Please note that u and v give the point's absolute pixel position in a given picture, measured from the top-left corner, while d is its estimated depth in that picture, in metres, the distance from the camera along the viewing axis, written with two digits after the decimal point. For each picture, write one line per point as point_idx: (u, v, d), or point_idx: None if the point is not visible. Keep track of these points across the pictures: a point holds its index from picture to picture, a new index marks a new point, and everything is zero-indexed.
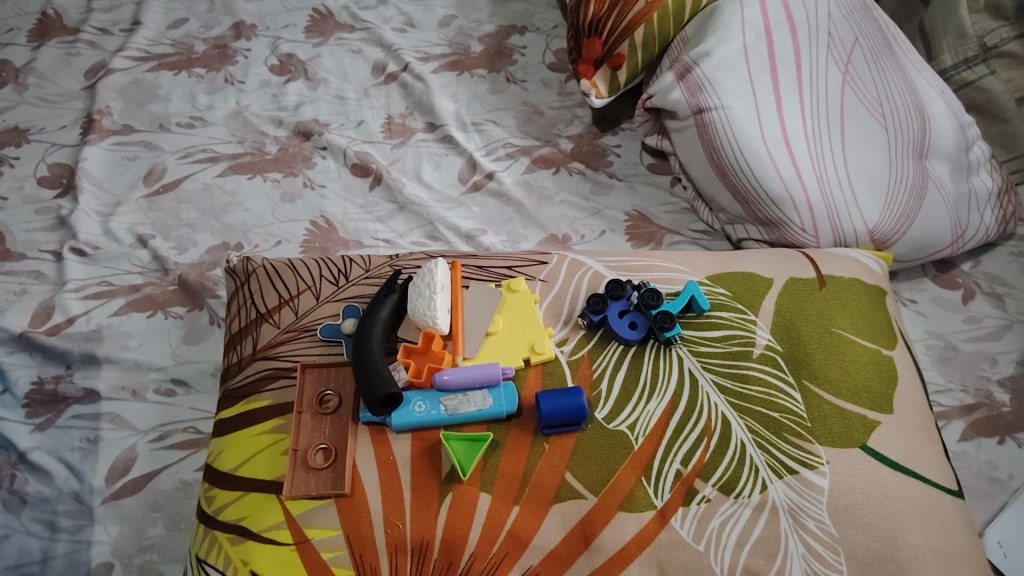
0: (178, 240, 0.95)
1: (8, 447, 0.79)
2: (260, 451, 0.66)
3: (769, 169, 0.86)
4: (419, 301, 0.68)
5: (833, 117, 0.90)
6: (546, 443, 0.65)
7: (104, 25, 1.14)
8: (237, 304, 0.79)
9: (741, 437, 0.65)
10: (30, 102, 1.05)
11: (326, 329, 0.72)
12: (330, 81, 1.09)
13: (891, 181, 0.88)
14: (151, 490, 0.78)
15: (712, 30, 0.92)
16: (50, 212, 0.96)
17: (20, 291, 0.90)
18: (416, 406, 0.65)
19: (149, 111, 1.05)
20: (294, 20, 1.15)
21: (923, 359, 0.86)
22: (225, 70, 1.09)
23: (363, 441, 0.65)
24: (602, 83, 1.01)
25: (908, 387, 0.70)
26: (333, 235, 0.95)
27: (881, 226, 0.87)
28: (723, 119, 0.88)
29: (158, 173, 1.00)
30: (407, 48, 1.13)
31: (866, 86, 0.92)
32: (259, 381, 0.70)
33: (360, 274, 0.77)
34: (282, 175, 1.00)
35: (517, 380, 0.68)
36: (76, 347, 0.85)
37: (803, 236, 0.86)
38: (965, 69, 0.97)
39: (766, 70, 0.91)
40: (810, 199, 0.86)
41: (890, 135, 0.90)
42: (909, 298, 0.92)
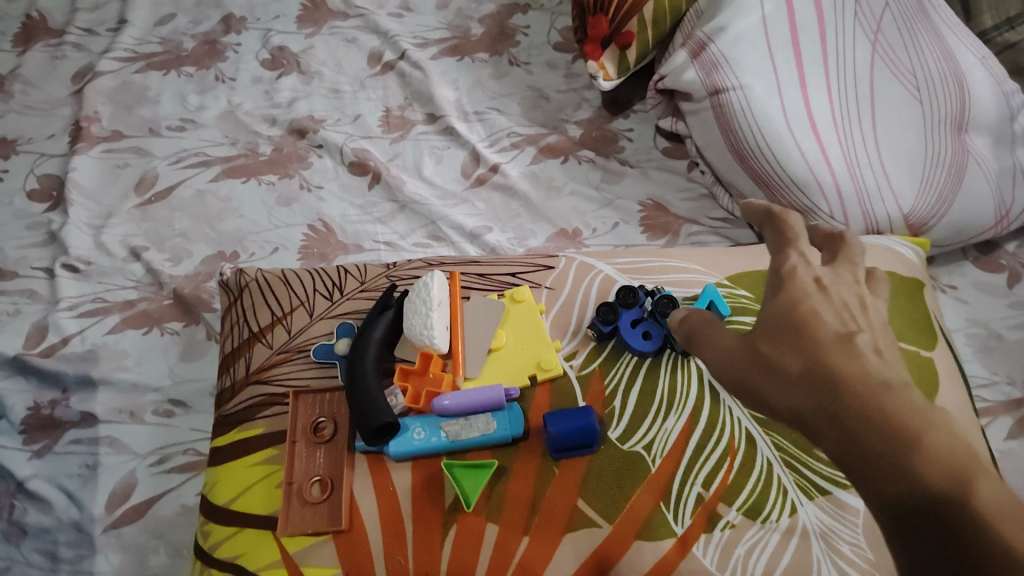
0: (173, 251, 0.91)
1: (6, 475, 0.77)
2: (255, 483, 0.63)
3: (793, 153, 0.79)
4: (415, 319, 0.63)
5: (861, 93, 0.84)
6: (556, 467, 0.61)
7: (90, 26, 1.09)
8: (231, 321, 0.75)
9: (768, 456, 0.61)
10: (18, 111, 1.01)
11: (319, 351, 0.68)
12: (325, 74, 1.04)
13: (927, 160, 0.81)
14: (152, 516, 0.76)
15: (727, 1, 0.84)
16: (41, 226, 0.92)
17: (13, 311, 0.87)
18: (415, 434, 0.61)
19: (139, 115, 1.01)
20: (286, 10, 1.10)
21: (964, 350, 0.80)
22: (216, 67, 1.05)
23: (360, 471, 0.61)
24: (610, 64, 0.94)
25: (949, 392, 0.65)
26: (332, 240, 0.91)
27: (916, 210, 0.80)
28: (742, 100, 0.81)
29: (149, 181, 0.96)
30: (404, 35, 1.07)
31: (898, 56, 0.85)
32: (251, 409, 0.66)
33: (355, 288, 0.73)
34: (277, 177, 0.96)
35: (523, 400, 0.64)
36: (71, 370, 0.82)
37: (831, 224, 0.80)
38: (1007, 30, 0.89)
39: (788, 44, 0.84)
40: (839, 183, 0.79)
41: (925, 110, 0.83)
42: (947, 284, 0.85)
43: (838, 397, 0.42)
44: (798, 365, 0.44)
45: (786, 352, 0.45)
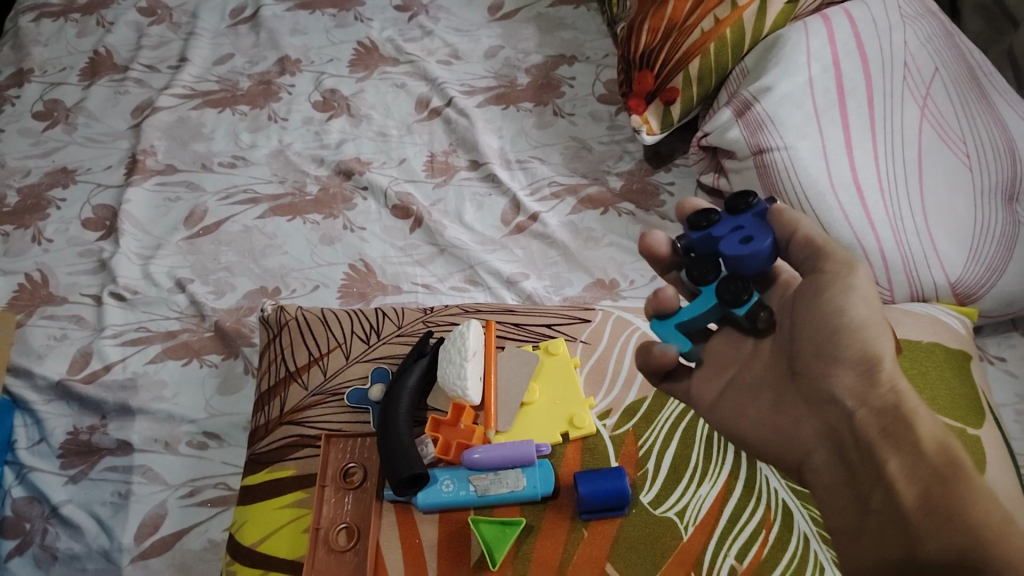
0: (216, 284, 0.93)
1: (41, 499, 0.78)
2: (283, 526, 0.63)
3: (837, 214, 0.78)
4: (449, 368, 0.64)
5: (910, 157, 0.81)
6: (585, 530, 0.60)
7: (153, 63, 1.14)
8: (269, 358, 0.76)
9: (805, 530, 0.59)
10: (78, 142, 1.05)
11: (354, 395, 0.68)
12: (373, 117, 1.06)
13: (977, 230, 0.79)
14: (179, 550, 0.76)
15: (774, 62, 0.85)
16: (93, 254, 0.95)
17: (60, 336, 0.89)
18: (444, 486, 0.61)
19: (193, 151, 1.04)
20: (339, 54, 1.13)
21: (1013, 427, 0.77)
22: (269, 107, 1.08)
23: (388, 522, 0.61)
24: (654, 119, 0.95)
25: (998, 473, 0.63)
26: (372, 280, 0.92)
27: (964, 279, 0.78)
28: (785, 160, 0.81)
29: (199, 215, 0.98)
30: (451, 82, 1.09)
31: (948, 122, 0.83)
32: (283, 449, 0.67)
33: (392, 331, 0.74)
34: (322, 217, 0.98)
35: (554, 458, 0.63)
36: (111, 397, 0.84)
37: (875, 289, 0.78)
38: None
39: (835, 106, 0.83)
40: (884, 248, 0.77)
41: (975, 177, 0.81)
42: (996, 355, 0.82)
43: (922, 453, 0.44)
44: (926, 426, 0.45)
45: (904, 417, 0.46)
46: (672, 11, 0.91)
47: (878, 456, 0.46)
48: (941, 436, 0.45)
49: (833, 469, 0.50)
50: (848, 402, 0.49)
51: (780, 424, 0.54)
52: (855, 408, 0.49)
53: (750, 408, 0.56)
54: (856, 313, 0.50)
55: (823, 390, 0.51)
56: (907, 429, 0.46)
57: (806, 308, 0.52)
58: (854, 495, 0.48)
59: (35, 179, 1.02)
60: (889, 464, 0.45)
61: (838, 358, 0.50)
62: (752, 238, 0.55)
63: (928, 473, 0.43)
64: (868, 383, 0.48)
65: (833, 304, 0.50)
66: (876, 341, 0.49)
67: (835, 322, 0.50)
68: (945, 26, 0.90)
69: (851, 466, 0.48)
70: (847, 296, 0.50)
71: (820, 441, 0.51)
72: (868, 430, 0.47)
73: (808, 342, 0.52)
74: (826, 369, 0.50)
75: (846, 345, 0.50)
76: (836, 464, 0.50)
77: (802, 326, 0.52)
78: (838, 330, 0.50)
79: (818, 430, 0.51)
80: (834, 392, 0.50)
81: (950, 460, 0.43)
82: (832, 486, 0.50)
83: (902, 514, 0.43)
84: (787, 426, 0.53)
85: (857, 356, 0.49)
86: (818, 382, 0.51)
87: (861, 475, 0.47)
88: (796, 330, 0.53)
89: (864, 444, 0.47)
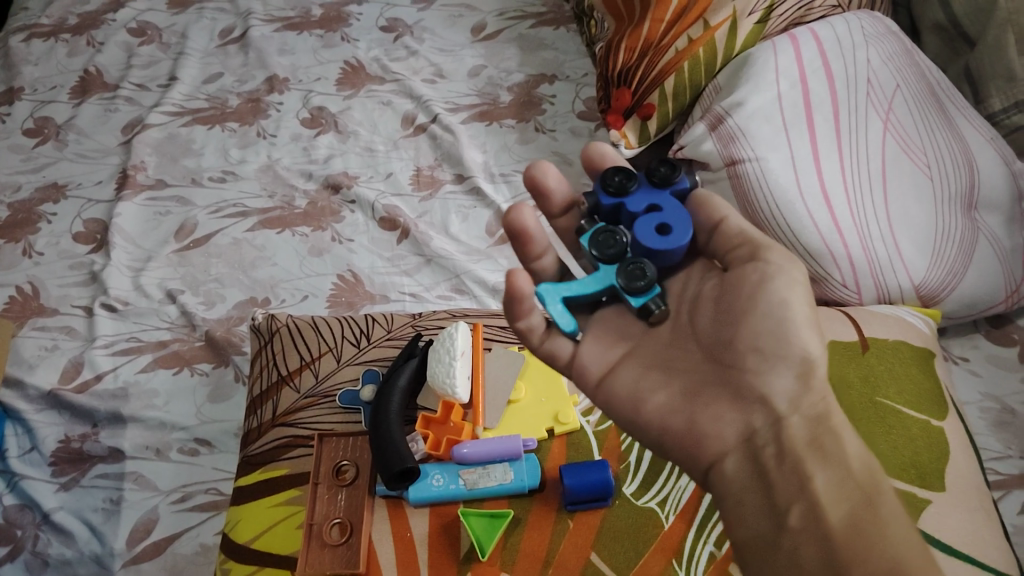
0: (207, 295, 0.95)
1: (33, 506, 0.79)
2: (277, 523, 0.64)
3: (807, 223, 0.81)
4: (438, 368, 0.66)
5: (874, 169, 0.84)
6: (570, 520, 0.62)
7: (143, 81, 1.16)
8: (260, 364, 0.78)
9: None
10: (69, 158, 1.07)
11: (345, 396, 0.71)
12: (360, 134, 1.09)
13: (938, 235, 0.83)
14: (171, 554, 0.77)
15: (746, 79, 0.88)
16: (84, 267, 0.97)
17: (51, 347, 0.90)
18: (434, 480, 0.63)
19: (182, 166, 1.06)
20: (326, 73, 1.16)
21: (977, 424, 0.80)
22: (258, 123, 1.10)
23: (380, 516, 0.63)
24: (632, 133, 0.98)
25: (961, 462, 0.67)
26: (360, 290, 0.95)
27: (927, 281, 0.82)
28: (757, 171, 0.83)
29: (189, 228, 1.00)
30: (436, 100, 1.12)
31: (910, 135, 0.86)
32: (276, 450, 0.69)
33: (382, 335, 0.77)
34: (311, 229, 1.00)
35: (540, 453, 0.66)
36: (103, 406, 0.85)
37: (844, 293, 0.82)
38: (1016, 114, 0.88)
39: (803, 119, 0.86)
40: (852, 254, 0.81)
41: (937, 187, 0.84)
42: (960, 356, 0.86)
43: (851, 471, 0.49)
44: (850, 445, 0.50)
45: (832, 432, 0.51)
46: (648, 31, 0.96)
47: (806, 468, 0.49)
48: (861, 456, 0.50)
49: (745, 471, 0.51)
50: (780, 407, 0.51)
51: (692, 415, 0.52)
52: (787, 414, 0.51)
53: (660, 392, 0.54)
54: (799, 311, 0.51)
55: (756, 390, 0.51)
56: (833, 444, 0.50)
57: (751, 294, 0.52)
58: (769, 503, 0.49)
59: (26, 194, 1.03)
60: (816, 478, 0.49)
61: (782, 358, 0.51)
62: (669, 232, 0.56)
63: (852, 490, 0.48)
64: (803, 389, 0.51)
65: (782, 299, 0.51)
66: (814, 348, 0.51)
67: (784, 319, 0.51)
68: (905, 44, 0.92)
69: (769, 472, 0.50)
70: (797, 295, 0.52)
71: (737, 439, 0.51)
72: (797, 442, 0.50)
73: (748, 332, 0.52)
74: (766, 367, 0.51)
75: (789, 347, 0.51)
76: (748, 466, 0.51)
77: (744, 316, 0.52)
78: (788, 330, 0.51)
79: (737, 428, 0.51)
80: (769, 394, 0.51)
81: (870, 481, 0.49)
82: (742, 487, 0.51)
83: (828, 531, 0.47)
84: (700, 417, 0.52)
85: (799, 362, 0.51)
86: (752, 379, 0.51)
87: (779, 483, 0.50)
88: (724, 318, 0.53)
89: (792, 451, 0.50)
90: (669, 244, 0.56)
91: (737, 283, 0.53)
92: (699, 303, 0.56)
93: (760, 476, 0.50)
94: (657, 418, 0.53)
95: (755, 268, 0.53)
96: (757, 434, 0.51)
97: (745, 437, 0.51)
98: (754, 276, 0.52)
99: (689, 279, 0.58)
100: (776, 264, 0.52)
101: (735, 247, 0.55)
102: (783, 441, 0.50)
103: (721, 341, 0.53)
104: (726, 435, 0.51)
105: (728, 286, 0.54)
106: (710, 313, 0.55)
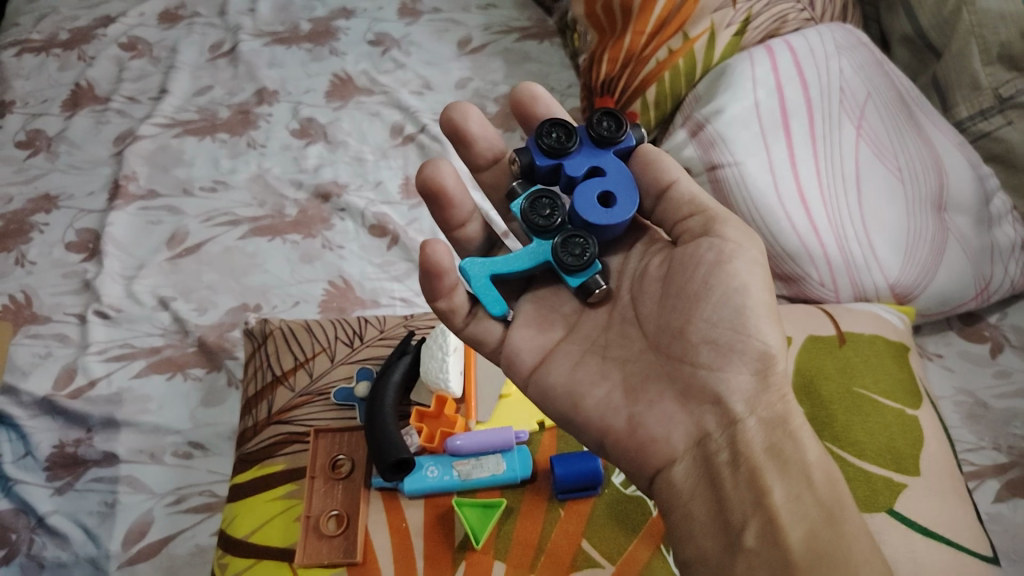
0: (199, 301, 0.96)
1: (28, 511, 0.80)
2: (274, 517, 0.67)
3: (785, 225, 0.81)
4: (432, 363, 0.70)
5: (848, 172, 0.86)
6: (561, 509, 0.65)
7: (134, 94, 1.18)
8: (254, 366, 0.80)
9: None
10: (61, 170, 1.08)
11: (340, 394, 0.74)
12: (350, 143, 1.11)
13: (910, 235, 0.84)
14: (166, 555, 0.78)
15: (724, 88, 0.88)
16: (76, 275, 0.98)
17: (44, 354, 0.91)
18: (429, 471, 0.66)
19: (174, 176, 1.08)
20: (316, 85, 1.18)
21: (951, 417, 0.82)
22: (248, 134, 1.12)
23: (375, 508, 0.66)
24: None
25: (935, 449, 0.70)
26: (351, 295, 0.96)
27: (902, 279, 0.84)
28: (736, 175, 0.83)
29: (181, 237, 1.02)
30: (424, 111, 1.15)
31: (882, 140, 0.88)
32: (272, 446, 0.72)
33: (375, 335, 0.80)
34: (301, 236, 1.02)
35: (531, 444, 0.68)
36: (97, 411, 0.86)
37: (822, 290, 0.83)
38: (982, 120, 0.92)
39: (779, 126, 0.86)
40: (829, 254, 0.82)
41: (908, 189, 0.86)
42: (934, 352, 0.88)
43: (811, 485, 0.49)
44: (810, 455, 0.51)
45: (789, 437, 0.51)
46: (630, 43, 0.96)
47: (764, 480, 0.49)
48: (821, 466, 0.51)
49: (694, 477, 0.51)
50: (735, 407, 0.51)
51: (637, 413, 0.53)
52: (742, 416, 0.51)
53: (601, 388, 0.55)
54: (756, 301, 0.53)
55: (709, 386, 0.52)
56: (791, 451, 0.51)
57: (704, 279, 0.54)
58: (720, 516, 0.49)
59: (18, 205, 1.04)
60: (775, 491, 0.49)
61: (739, 354, 0.52)
62: (614, 209, 0.60)
63: (812, 506, 0.49)
64: (761, 387, 0.52)
65: (737, 284, 0.53)
66: (771, 342, 0.52)
67: (741, 308, 0.53)
68: (875, 55, 0.94)
69: (722, 481, 0.50)
70: (752, 283, 0.53)
71: (687, 442, 0.52)
72: (755, 450, 0.50)
73: (703, 324, 0.53)
74: (721, 363, 0.52)
75: (747, 343, 0.52)
76: (698, 471, 0.51)
77: (697, 306, 0.53)
78: (745, 321, 0.52)
79: (688, 430, 0.52)
80: (725, 392, 0.51)
81: (830, 496, 0.49)
82: (690, 494, 0.51)
83: (787, 551, 0.47)
84: (647, 416, 0.53)
85: (756, 358, 0.52)
86: (706, 375, 0.52)
87: (733, 498, 0.49)
88: (676, 305, 0.55)
89: (748, 459, 0.50)
90: (611, 217, 0.59)
91: (693, 267, 0.55)
92: (646, 279, 0.59)
93: (710, 484, 0.50)
94: (599, 415, 0.54)
95: (710, 247, 0.55)
96: (709, 438, 0.51)
97: (696, 440, 0.52)
98: (709, 255, 0.54)
99: (631, 257, 0.62)
100: (731, 245, 0.54)
101: (686, 215, 0.58)
102: (737, 445, 0.51)
103: (672, 331, 0.54)
104: (676, 438, 0.52)
105: (679, 270, 0.56)
106: (656, 296, 0.57)
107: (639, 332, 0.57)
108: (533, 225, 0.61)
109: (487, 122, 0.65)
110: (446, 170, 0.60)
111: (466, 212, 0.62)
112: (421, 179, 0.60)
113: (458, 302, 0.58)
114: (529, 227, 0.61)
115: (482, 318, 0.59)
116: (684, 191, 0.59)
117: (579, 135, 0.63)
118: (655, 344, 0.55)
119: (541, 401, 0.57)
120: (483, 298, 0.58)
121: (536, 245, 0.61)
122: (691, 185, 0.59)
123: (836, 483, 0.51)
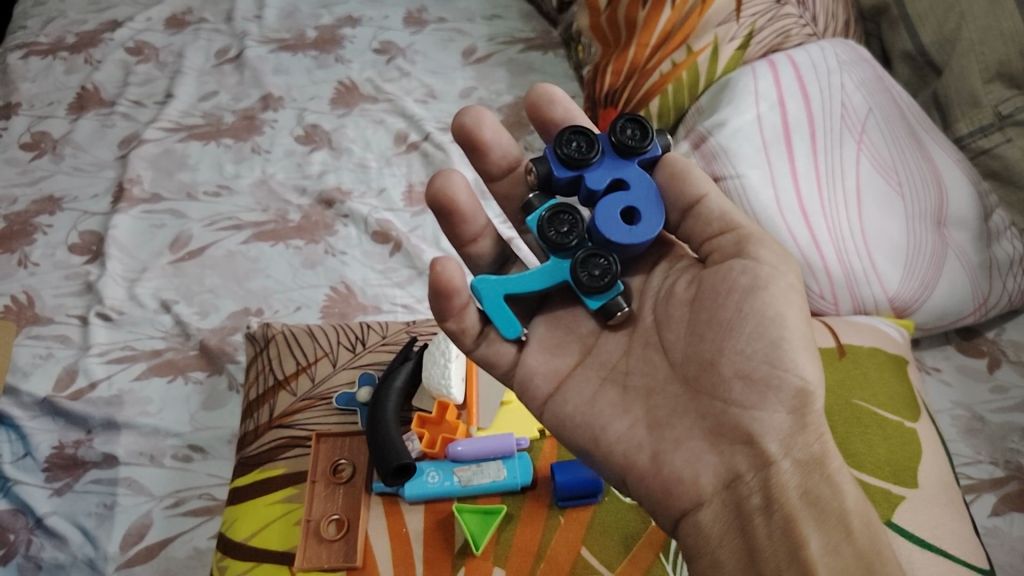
0: (201, 305, 0.96)
1: (26, 511, 0.80)
2: (273, 521, 0.68)
3: (786, 238, 0.81)
4: (434, 370, 0.71)
5: (849, 186, 0.86)
6: (561, 516, 0.65)
7: (139, 98, 1.18)
8: (256, 370, 0.81)
9: None
10: (65, 172, 1.09)
11: (342, 398, 0.75)
12: (354, 150, 1.12)
13: (910, 249, 0.85)
14: (164, 557, 0.78)
15: (727, 101, 0.89)
16: (79, 277, 0.98)
17: (45, 355, 0.91)
18: (429, 478, 0.67)
19: (178, 180, 1.09)
20: (320, 92, 1.19)
21: (949, 430, 0.83)
22: (252, 140, 1.13)
23: (375, 513, 0.66)
24: None
25: (932, 461, 0.70)
26: (352, 301, 0.97)
27: (901, 293, 0.84)
28: (737, 187, 0.84)
29: (183, 241, 1.02)
30: (428, 119, 1.15)
31: (882, 155, 0.88)
32: (273, 450, 0.72)
33: (377, 341, 0.81)
34: (304, 242, 1.02)
35: (532, 452, 0.69)
36: (97, 412, 0.86)
37: (821, 303, 0.82)
38: (982, 137, 0.93)
39: (781, 141, 0.87)
40: (829, 267, 0.82)
41: (907, 204, 0.86)
42: (932, 366, 0.89)
43: (850, 535, 0.51)
44: (849, 501, 0.52)
45: (827, 482, 0.52)
46: (634, 54, 0.97)
47: (800, 531, 0.50)
48: (859, 513, 0.52)
49: (723, 521, 0.52)
50: (772, 450, 0.51)
51: (662, 451, 0.53)
52: (777, 457, 0.51)
53: (621, 420, 0.55)
54: (792, 332, 0.53)
55: (742, 425, 0.52)
56: (828, 498, 0.52)
57: (737, 307, 0.54)
58: (751, 565, 0.50)
59: (22, 206, 1.05)
60: (811, 542, 0.50)
61: (775, 391, 0.52)
62: (637, 225, 0.60)
63: (851, 558, 0.50)
64: (798, 424, 0.52)
65: (772, 313, 0.53)
66: (809, 377, 0.53)
67: (777, 340, 0.53)
68: (877, 71, 0.95)
69: (753, 528, 0.51)
70: (787, 312, 0.54)
71: (716, 484, 0.52)
72: (791, 495, 0.51)
73: (732, 357, 0.53)
74: (755, 401, 0.52)
75: (782, 378, 0.52)
76: (726, 515, 0.52)
77: (729, 337, 0.53)
78: (781, 355, 0.52)
79: (717, 472, 0.52)
80: (759, 431, 0.52)
81: (870, 547, 0.51)
82: (719, 538, 0.51)
83: None
84: (672, 456, 0.53)
85: (792, 396, 0.52)
86: (738, 413, 0.52)
87: (767, 548, 0.50)
88: (700, 335, 0.55)
89: (782, 505, 0.51)
90: (635, 236, 0.59)
91: (727, 293, 0.54)
92: (673, 302, 0.59)
93: (741, 531, 0.51)
94: (622, 450, 0.54)
95: (744, 272, 0.55)
96: (739, 480, 0.52)
97: (726, 483, 0.52)
98: (743, 280, 0.54)
99: (650, 278, 0.62)
100: (765, 269, 0.55)
101: (716, 233, 0.59)
102: (769, 488, 0.51)
103: (703, 362, 0.54)
104: (705, 481, 0.52)
105: (709, 296, 0.56)
106: (684, 322, 0.57)
107: (663, 358, 0.57)
108: (550, 241, 0.61)
109: (501, 128, 0.66)
110: (457, 184, 0.60)
111: (478, 226, 0.62)
112: (433, 191, 0.60)
113: (469, 322, 0.59)
114: (546, 242, 0.61)
115: (493, 338, 0.60)
116: (713, 206, 0.60)
117: (601, 145, 0.63)
118: (682, 375, 0.55)
119: (558, 428, 0.58)
120: (497, 320, 0.59)
121: (552, 263, 0.61)
122: (721, 201, 0.60)
123: (876, 530, 0.52)
